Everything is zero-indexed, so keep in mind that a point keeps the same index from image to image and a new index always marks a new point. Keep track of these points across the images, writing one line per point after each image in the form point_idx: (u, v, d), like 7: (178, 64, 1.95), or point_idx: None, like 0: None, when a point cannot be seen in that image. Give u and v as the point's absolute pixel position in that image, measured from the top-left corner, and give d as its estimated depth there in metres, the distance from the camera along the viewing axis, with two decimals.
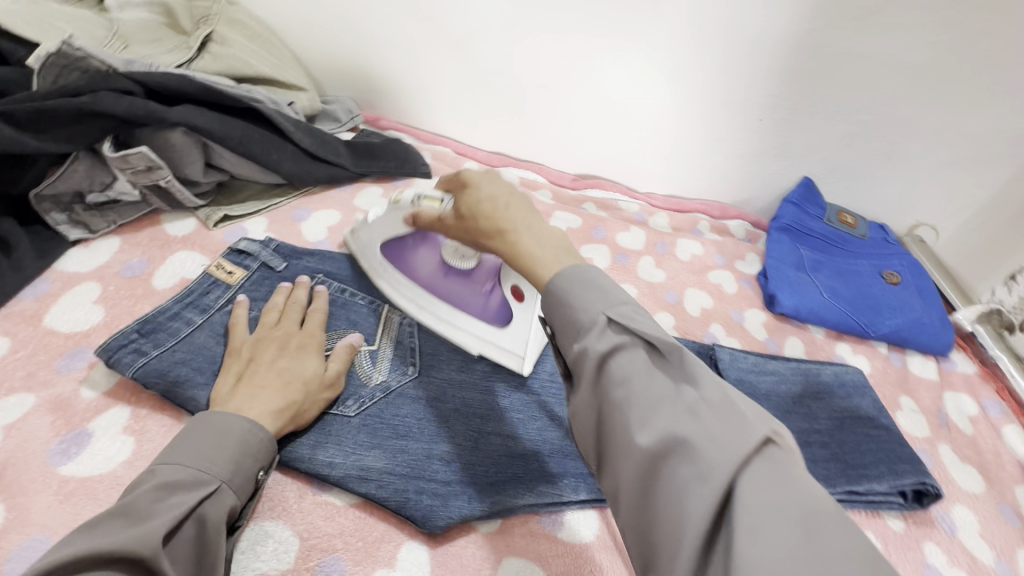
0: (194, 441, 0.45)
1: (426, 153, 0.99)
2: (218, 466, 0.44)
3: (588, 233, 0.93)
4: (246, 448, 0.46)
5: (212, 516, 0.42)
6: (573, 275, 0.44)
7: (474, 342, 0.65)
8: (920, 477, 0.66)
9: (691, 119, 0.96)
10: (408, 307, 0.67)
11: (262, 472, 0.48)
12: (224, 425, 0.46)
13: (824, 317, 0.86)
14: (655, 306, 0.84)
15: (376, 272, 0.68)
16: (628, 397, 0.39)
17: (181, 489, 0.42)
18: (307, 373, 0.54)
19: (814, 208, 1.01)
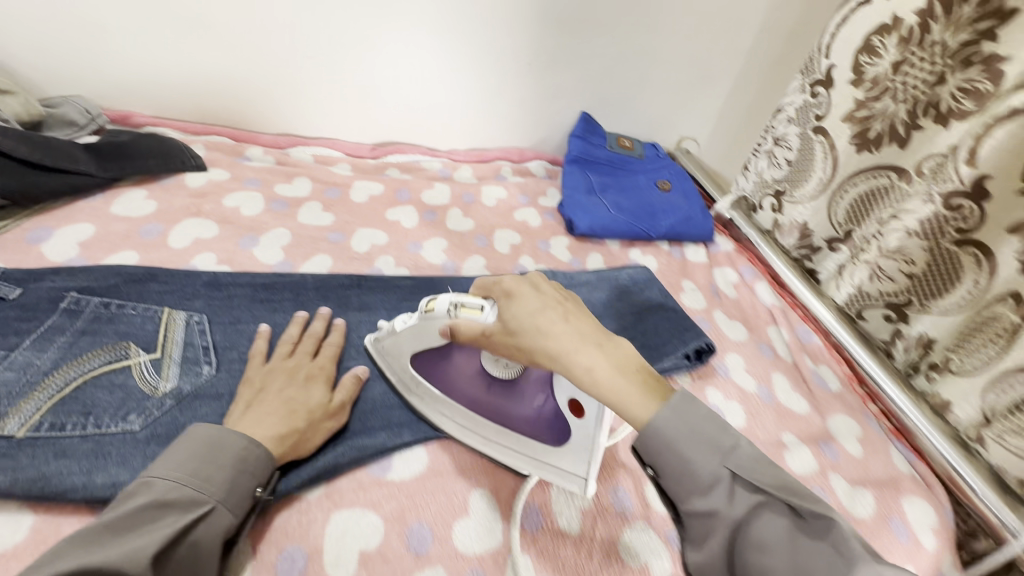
0: (181, 459, 0.45)
1: (198, 144, 0.91)
2: (214, 484, 0.45)
3: (392, 196, 0.93)
4: (245, 462, 0.47)
5: (204, 538, 0.43)
6: (674, 420, 0.43)
7: (527, 462, 0.56)
8: (698, 336, 0.78)
9: (469, 71, 1.00)
10: (449, 424, 0.59)
11: (260, 489, 0.48)
12: (223, 446, 0.47)
13: (614, 231, 0.98)
14: (466, 252, 0.87)
15: (408, 388, 0.61)
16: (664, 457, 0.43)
17: (175, 508, 0.42)
18: (312, 403, 0.55)
19: (597, 139, 1.13)
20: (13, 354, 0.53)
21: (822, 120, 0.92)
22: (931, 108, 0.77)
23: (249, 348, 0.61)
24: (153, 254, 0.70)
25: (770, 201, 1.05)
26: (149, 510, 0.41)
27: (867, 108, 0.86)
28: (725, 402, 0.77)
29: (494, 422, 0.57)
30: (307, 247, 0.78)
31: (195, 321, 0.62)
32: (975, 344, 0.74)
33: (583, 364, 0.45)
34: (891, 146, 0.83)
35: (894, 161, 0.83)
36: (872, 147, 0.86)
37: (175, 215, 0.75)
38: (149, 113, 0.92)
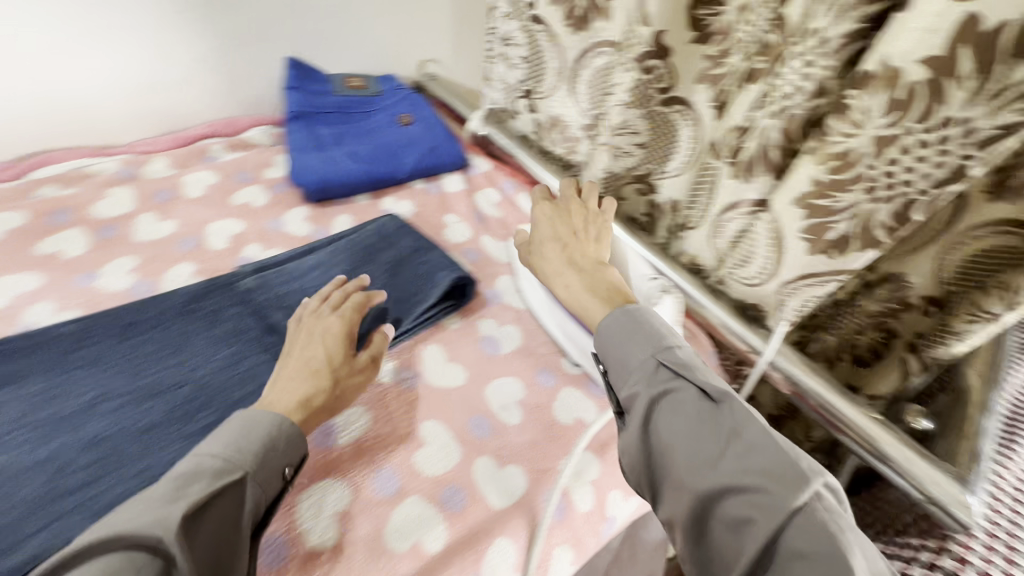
0: (243, 427, 0.49)
1: None
2: (247, 454, 0.47)
3: (44, 224, 0.71)
4: (281, 432, 0.49)
5: (232, 509, 0.45)
6: (694, 401, 0.49)
7: (576, 354, 0.69)
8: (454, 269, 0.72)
9: (102, 36, 0.79)
10: (535, 306, 0.76)
11: (290, 468, 0.49)
12: (258, 420, 0.49)
13: (353, 184, 0.87)
14: (167, 264, 0.71)
15: (519, 271, 0.80)
16: (618, 358, 0.55)
17: (211, 473, 0.45)
18: (338, 351, 0.58)
19: (318, 84, 0.98)
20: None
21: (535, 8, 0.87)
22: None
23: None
24: None
25: (523, 101, 1.00)
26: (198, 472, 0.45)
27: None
28: (500, 329, 0.73)
29: (565, 317, 0.70)
30: None
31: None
32: (698, 197, 0.79)
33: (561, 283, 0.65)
34: (594, 21, 0.79)
35: (602, 35, 0.80)
36: (582, 26, 0.81)
37: None
38: None
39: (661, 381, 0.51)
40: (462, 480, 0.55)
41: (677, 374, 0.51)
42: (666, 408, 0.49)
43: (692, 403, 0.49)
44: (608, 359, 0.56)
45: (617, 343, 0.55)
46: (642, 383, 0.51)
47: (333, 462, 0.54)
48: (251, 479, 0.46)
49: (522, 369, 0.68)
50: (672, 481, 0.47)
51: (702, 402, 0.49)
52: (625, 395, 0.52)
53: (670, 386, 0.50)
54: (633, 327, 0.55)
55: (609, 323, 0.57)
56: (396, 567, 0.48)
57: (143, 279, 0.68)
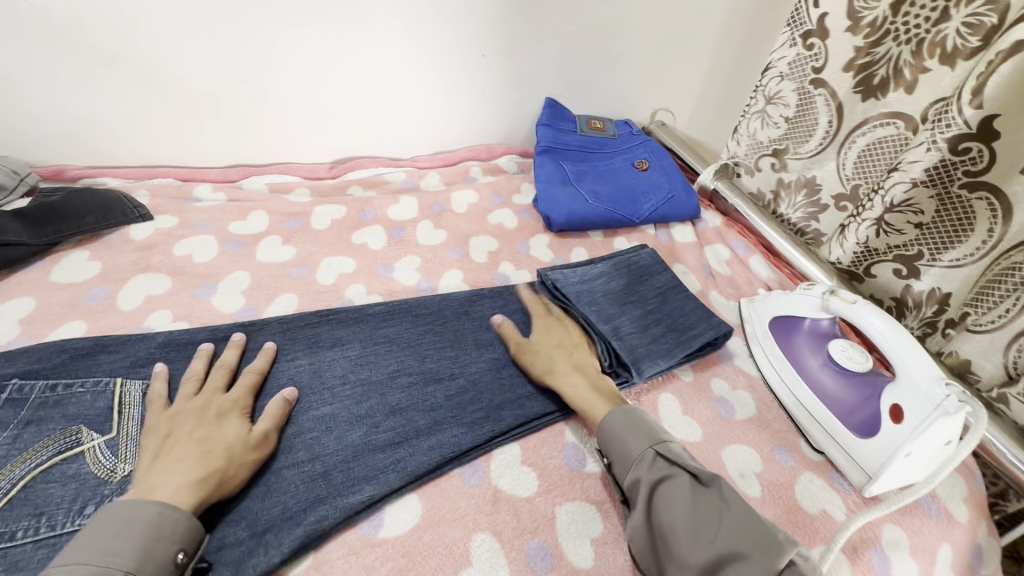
0: (98, 540, 0.42)
1: (142, 190, 0.83)
2: (123, 558, 0.41)
3: (356, 218, 0.87)
4: (161, 529, 0.44)
5: None
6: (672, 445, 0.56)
7: (826, 440, 0.65)
8: (719, 326, 0.74)
9: (421, 73, 0.94)
10: (773, 379, 0.73)
11: (182, 554, 0.44)
12: (129, 516, 0.44)
13: (594, 221, 0.92)
14: (441, 268, 0.82)
15: (755, 338, 0.78)
16: (620, 448, 0.56)
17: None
18: (229, 438, 0.52)
19: (567, 124, 1.07)
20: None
21: (820, 72, 0.83)
22: (936, 47, 0.70)
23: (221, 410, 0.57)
24: (102, 321, 0.64)
25: (769, 161, 0.99)
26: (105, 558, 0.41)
27: (868, 55, 0.78)
28: (732, 391, 0.72)
29: (812, 392, 0.68)
30: (269, 287, 0.73)
31: (157, 396, 0.57)
32: (992, 294, 0.70)
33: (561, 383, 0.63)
34: (893, 92, 0.77)
35: (900, 108, 0.77)
36: (877, 94, 0.79)
37: (124, 274, 0.70)
38: (85, 165, 0.86)
39: (659, 467, 0.53)
40: None
41: (671, 463, 0.54)
42: (664, 497, 0.51)
43: (684, 493, 0.51)
44: (609, 450, 0.57)
45: (618, 436, 0.57)
46: (642, 473, 0.53)
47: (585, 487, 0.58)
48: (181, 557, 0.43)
49: (758, 442, 0.66)
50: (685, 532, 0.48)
51: (695, 489, 0.51)
52: (628, 480, 0.54)
53: (670, 472, 0.53)
54: (642, 421, 0.58)
55: (624, 411, 0.59)
56: None
57: (425, 278, 0.80)
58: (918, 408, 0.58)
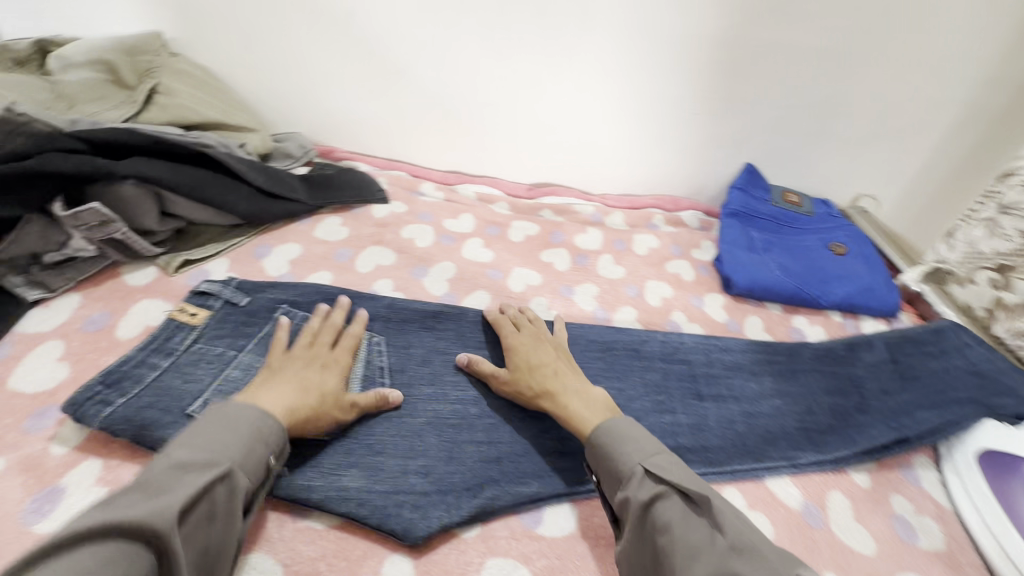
0: (201, 432, 0.46)
1: (383, 179, 0.98)
2: (229, 448, 0.46)
3: (547, 238, 0.95)
4: (238, 438, 0.47)
5: (220, 500, 0.43)
6: (636, 446, 0.54)
7: None
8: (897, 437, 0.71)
9: (636, 119, 0.99)
10: (970, 518, 0.65)
11: (271, 459, 0.50)
12: (196, 430, 0.47)
13: (777, 293, 0.90)
14: (616, 302, 0.86)
15: (950, 466, 0.70)
16: (611, 466, 0.54)
17: (193, 468, 0.43)
18: (326, 387, 0.57)
19: (761, 192, 1.06)
20: (240, 362, 0.61)
21: None
22: None
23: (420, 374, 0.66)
24: (344, 277, 0.78)
25: (988, 275, 0.87)
26: (128, 491, 0.39)
27: None
28: (917, 517, 0.65)
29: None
30: (469, 282, 0.82)
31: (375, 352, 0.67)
32: None
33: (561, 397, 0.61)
34: None
35: None
36: None
37: (363, 242, 0.84)
38: (347, 149, 1.02)
39: (642, 487, 0.50)
40: None
41: (662, 481, 0.50)
42: (656, 518, 0.48)
43: (676, 512, 0.48)
44: (602, 475, 0.55)
45: (605, 453, 0.55)
46: (632, 491, 0.50)
47: None
48: (224, 482, 0.44)
49: None
50: (672, 522, 0.47)
51: (687, 510, 0.48)
52: (620, 494, 0.51)
53: (661, 490, 0.50)
54: (634, 438, 0.55)
55: (609, 427, 0.56)
56: None
57: (601, 309, 0.84)
58: None
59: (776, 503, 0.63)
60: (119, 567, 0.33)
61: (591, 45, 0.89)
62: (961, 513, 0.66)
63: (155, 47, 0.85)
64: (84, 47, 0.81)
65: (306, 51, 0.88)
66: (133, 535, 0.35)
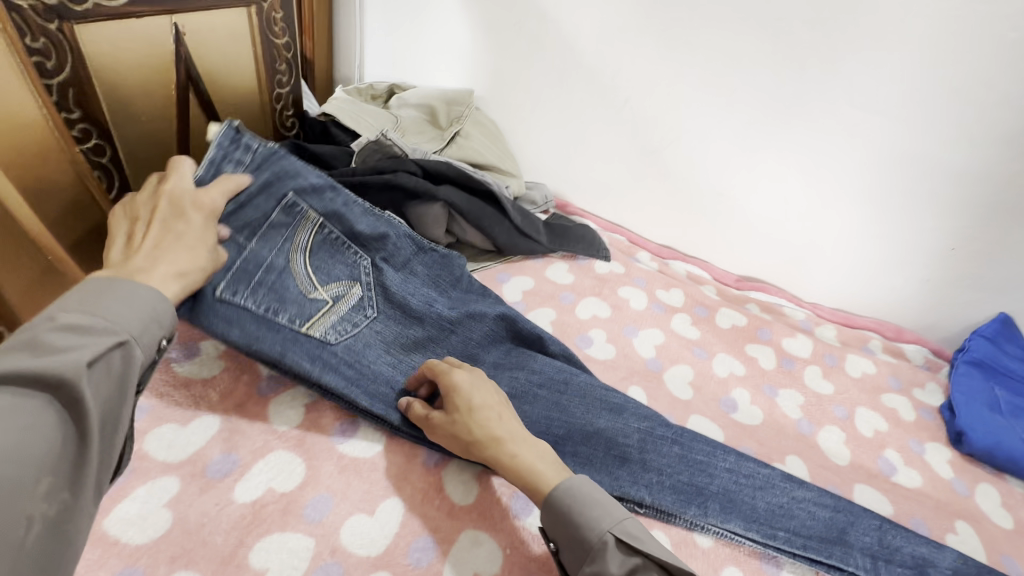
0: (119, 307, 0.48)
1: (605, 239, 1.08)
2: (128, 322, 0.47)
3: (753, 332, 0.95)
4: (154, 312, 0.50)
5: (113, 364, 0.46)
6: (574, 493, 0.52)
7: None
8: None
9: (876, 238, 0.96)
10: None
11: (162, 343, 0.51)
12: (125, 291, 0.49)
13: (1021, 466, 0.79)
14: (823, 418, 0.82)
15: None
16: (575, 531, 0.50)
17: (83, 333, 0.45)
18: (196, 239, 0.59)
19: (1013, 348, 0.94)
20: (244, 246, 0.64)
21: None
22: None
23: (420, 344, 0.71)
24: (565, 317, 0.88)
25: None
26: (18, 352, 0.42)
27: None
28: None
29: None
30: (675, 354, 0.86)
31: (367, 301, 0.70)
32: None
33: (509, 450, 0.56)
34: None
35: None
36: None
37: (584, 291, 0.94)
38: (579, 206, 1.15)
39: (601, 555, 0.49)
40: None
41: (635, 553, 0.49)
42: None
43: None
44: (552, 527, 0.52)
45: (565, 521, 0.51)
46: (604, 565, 0.48)
47: None
48: (124, 348, 0.46)
49: None
50: None
51: None
52: (588, 569, 0.49)
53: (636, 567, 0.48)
54: (604, 500, 0.52)
55: (576, 486, 0.52)
56: None
57: (805, 420, 0.81)
58: None
59: None
60: (20, 419, 0.40)
61: (848, 160, 0.90)
62: None
63: (466, 100, 1.07)
64: (421, 95, 1.06)
65: (578, 122, 1.04)
66: (31, 383, 0.41)
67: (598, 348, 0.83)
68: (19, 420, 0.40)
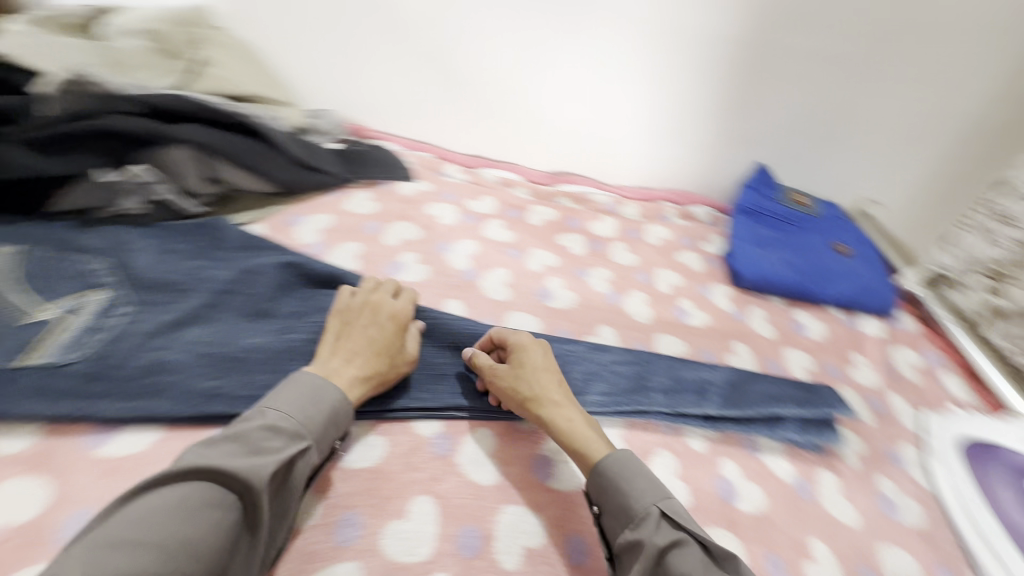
0: (289, 399, 0.52)
1: (409, 158, 1.02)
2: (314, 424, 0.52)
3: (564, 224, 0.99)
4: (335, 417, 0.54)
5: (300, 470, 0.50)
6: (620, 462, 0.55)
7: None
8: (814, 406, 0.72)
9: (654, 112, 1.04)
10: (957, 518, 0.67)
11: (338, 442, 0.56)
12: (315, 391, 0.54)
13: (780, 287, 0.94)
14: (628, 286, 0.90)
15: (937, 453, 0.74)
16: (620, 498, 0.52)
17: (282, 435, 0.49)
18: None
19: (771, 191, 1.10)
20: None
21: None
22: None
23: (190, 317, 0.62)
24: (371, 248, 0.82)
25: (985, 280, 0.91)
26: (199, 448, 0.45)
27: None
28: (899, 495, 0.69)
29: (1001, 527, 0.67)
30: (490, 260, 0.86)
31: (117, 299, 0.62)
32: None
33: (548, 405, 0.59)
34: None
35: None
36: None
37: (390, 217, 0.89)
38: (377, 128, 1.06)
39: (644, 529, 0.50)
40: None
41: (679, 526, 0.50)
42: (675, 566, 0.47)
43: (696, 566, 0.47)
44: (600, 497, 0.54)
45: (614, 486, 0.53)
46: (648, 535, 0.49)
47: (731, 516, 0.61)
48: (306, 454, 0.50)
49: (920, 554, 0.63)
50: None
51: (706, 562, 0.48)
52: (630, 535, 0.50)
53: (677, 537, 0.49)
54: (639, 469, 0.54)
55: (620, 457, 0.55)
56: None
57: (613, 292, 0.88)
58: None
59: (769, 474, 0.67)
60: (198, 517, 0.41)
61: (614, 40, 0.95)
62: (931, 483, 0.71)
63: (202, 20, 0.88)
64: (138, 18, 0.84)
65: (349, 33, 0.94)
66: (211, 479, 0.43)
67: (411, 272, 0.80)
68: (193, 520, 0.41)
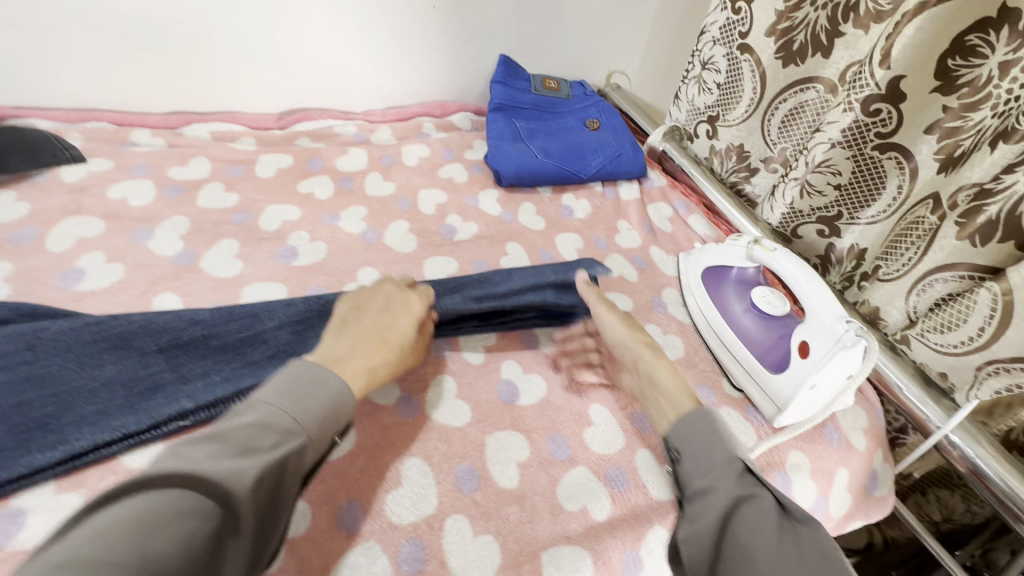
0: (286, 390, 0.44)
1: (75, 134, 0.80)
2: (310, 419, 0.43)
3: (303, 168, 0.87)
4: (336, 411, 0.45)
5: (299, 465, 0.42)
6: (698, 419, 0.54)
7: (748, 382, 0.70)
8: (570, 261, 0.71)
9: (366, 20, 0.92)
10: (708, 338, 0.76)
11: (338, 437, 0.46)
12: (323, 386, 0.45)
13: (542, 176, 0.94)
14: (388, 218, 0.83)
15: (689, 289, 0.81)
16: (699, 450, 0.52)
17: (275, 433, 0.40)
18: None
19: (520, 81, 1.06)
20: None
21: (747, 37, 0.85)
22: (851, 11, 0.73)
23: None
24: (29, 262, 0.63)
25: (705, 126, 1.00)
26: (220, 451, 0.37)
27: (788, 19, 0.80)
28: (663, 336, 0.76)
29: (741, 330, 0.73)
30: (210, 232, 0.72)
31: None
32: (899, 248, 0.74)
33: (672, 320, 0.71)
34: (814, 55, 0.79)
35: (820, 72, 0.79)
36: (798, 59, 0.81)
37: (53, 215, 0.69)
38: (14, 104, 0.81)
39: (743, 482, 0.48)
40: (625, 464, 0.59)
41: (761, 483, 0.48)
42: (739, 518, 0.45)
43: (765, 519, 0.44)
44: (682, 454, 0.52)
45: (700, 436, 0.52)
46: (722, 484, 0.48)
47: (512, 416, 0.61)
48: (303, 450, 0.42)
49: None
50: (767, 516, 0.45)
51: (777, 518, 0.45)
52: (700, 484, 0.49)
53: (752, 491, 0.47)
54: (712, 422, 0.53)
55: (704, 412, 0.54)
56: (567, 525, 0.53)
57: (371, 229, 0.80)
58: (823, 338, 0.63)
59: (547, 361, 0.67)
60: (178, 528, 0.33)
61: None
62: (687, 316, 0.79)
63: None
64: None
65: None
66: (193, 486, 0.34)
67: (95, 277, 0.63)
68: (162, 533, 0.32)
